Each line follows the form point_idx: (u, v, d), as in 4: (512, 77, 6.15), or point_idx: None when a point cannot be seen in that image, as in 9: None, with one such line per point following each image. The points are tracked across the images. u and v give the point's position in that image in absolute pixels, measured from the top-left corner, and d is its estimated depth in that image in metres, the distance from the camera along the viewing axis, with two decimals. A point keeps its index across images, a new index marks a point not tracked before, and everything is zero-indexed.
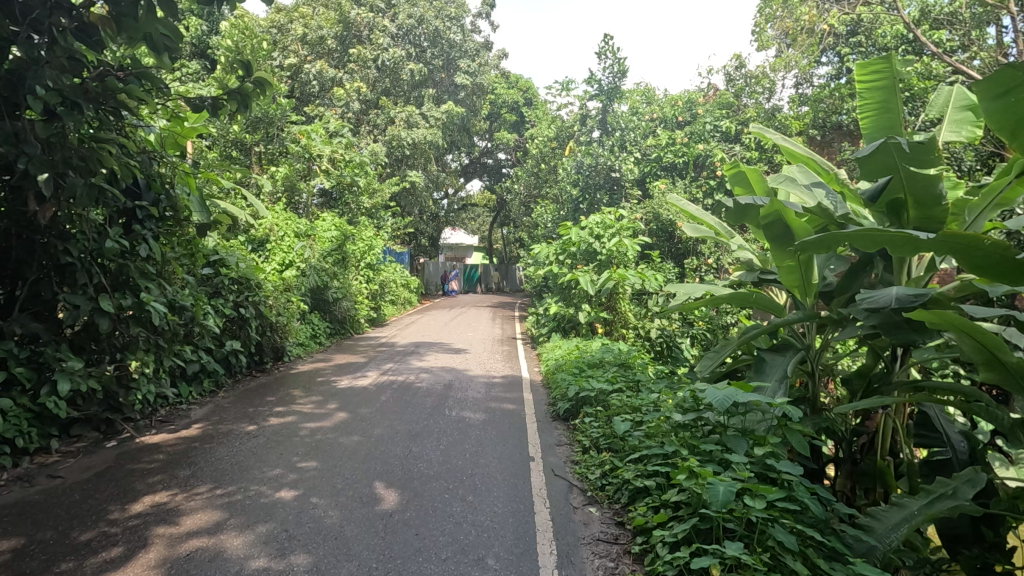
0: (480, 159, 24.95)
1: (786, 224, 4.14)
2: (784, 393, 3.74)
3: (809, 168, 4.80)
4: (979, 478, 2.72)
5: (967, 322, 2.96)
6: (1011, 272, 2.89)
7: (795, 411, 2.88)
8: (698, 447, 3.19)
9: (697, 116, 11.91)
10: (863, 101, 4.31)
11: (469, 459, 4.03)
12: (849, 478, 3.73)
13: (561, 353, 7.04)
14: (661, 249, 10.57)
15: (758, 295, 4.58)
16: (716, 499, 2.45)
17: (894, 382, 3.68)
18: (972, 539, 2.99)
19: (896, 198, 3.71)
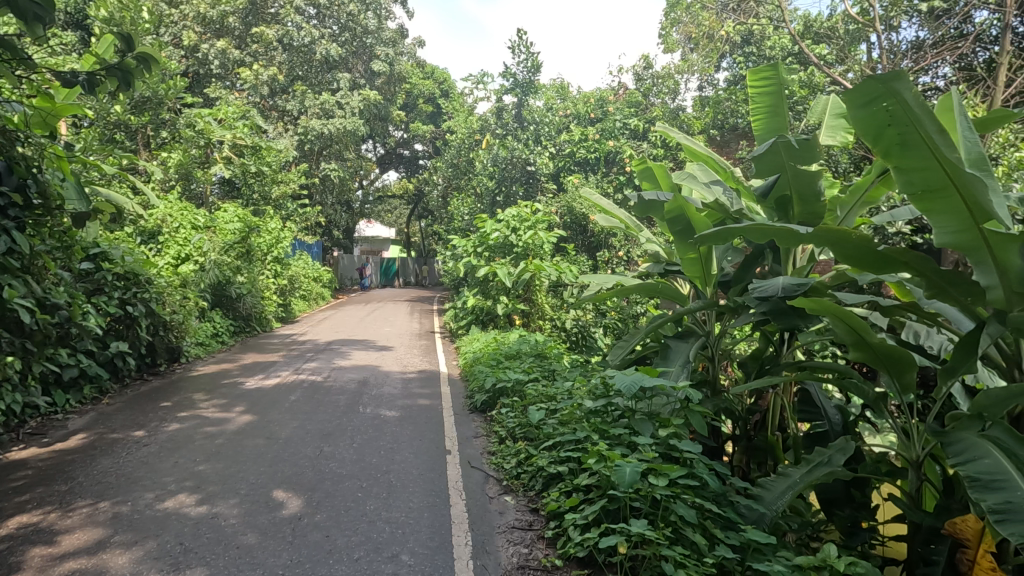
0: (396, 149, 24.39)
1: (689, 220, 4.40)
2: (686, 377, 3.99)
3: (709, 166, 5.12)
4: (849, 446, 3.03)
5: (838, 308, 3.28)
6: (874, 264, 3.20)
7: (695, 393, 3.07)
8: (608, 432, 3.30)
9: (609, 114, 12.38)
10: (755, 104, 4.64)
11: (385, 456, 3.96)
12: (744, 453, 4.06)
13: (478, 346, 7.07)
14: (575, 242, 10.90)
15: (664, 286, 4.84)
16: (622, 480, 2.55)
17: (781, 363, 4.04)
18: (845, 501, 3.35)
19: (784, 194, 4.04)
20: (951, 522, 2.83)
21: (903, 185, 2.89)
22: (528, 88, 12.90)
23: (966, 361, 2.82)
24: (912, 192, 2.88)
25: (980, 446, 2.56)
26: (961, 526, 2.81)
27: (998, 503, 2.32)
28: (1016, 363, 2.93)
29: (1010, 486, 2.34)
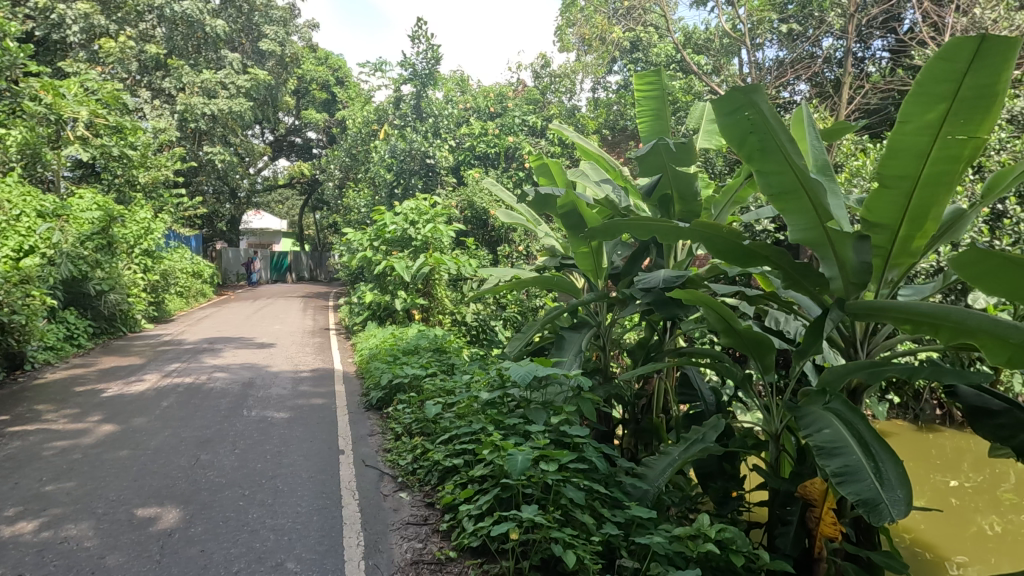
0: (286, 137, 22.98)
1: (581, 216, 4.59)
2: (578, 367, 4.16)
3: (600, 165, 5.37)
4: (720, 423, 3.32)
5: (710, 297, 3.58)
6: (741, 257, 3.51)
7: (586, 380, 3.20)
8: (502, 422, 3.33)
9: (508, 109, 12.57)
10: (641, 107, 4.92)
11: (270, 461, 3.73)
12: (632, 435, 4.33)
13: (375, 342, 6.87)
14: (475, 236, 10.93)
15: (559, 279, 5.01)
16: (515, 467, 2.59)
17: (665, 351, 4.33)
18: (718, 474, 3.68)
19: (666, 193, 4.34)
20: (801, 485, 3.23)
21: (764, 186, 3.20)
22: (426, 79, 12.69)
23: (814, 344, 3.14)
24: (770, 194, 3.20)
25: (825, 418, 2.91)
26: (809, 488, 3.21)
27: (839, 468, 2.65)
28: (853, 343, 3.37)
29: (847, 451, 2.69)
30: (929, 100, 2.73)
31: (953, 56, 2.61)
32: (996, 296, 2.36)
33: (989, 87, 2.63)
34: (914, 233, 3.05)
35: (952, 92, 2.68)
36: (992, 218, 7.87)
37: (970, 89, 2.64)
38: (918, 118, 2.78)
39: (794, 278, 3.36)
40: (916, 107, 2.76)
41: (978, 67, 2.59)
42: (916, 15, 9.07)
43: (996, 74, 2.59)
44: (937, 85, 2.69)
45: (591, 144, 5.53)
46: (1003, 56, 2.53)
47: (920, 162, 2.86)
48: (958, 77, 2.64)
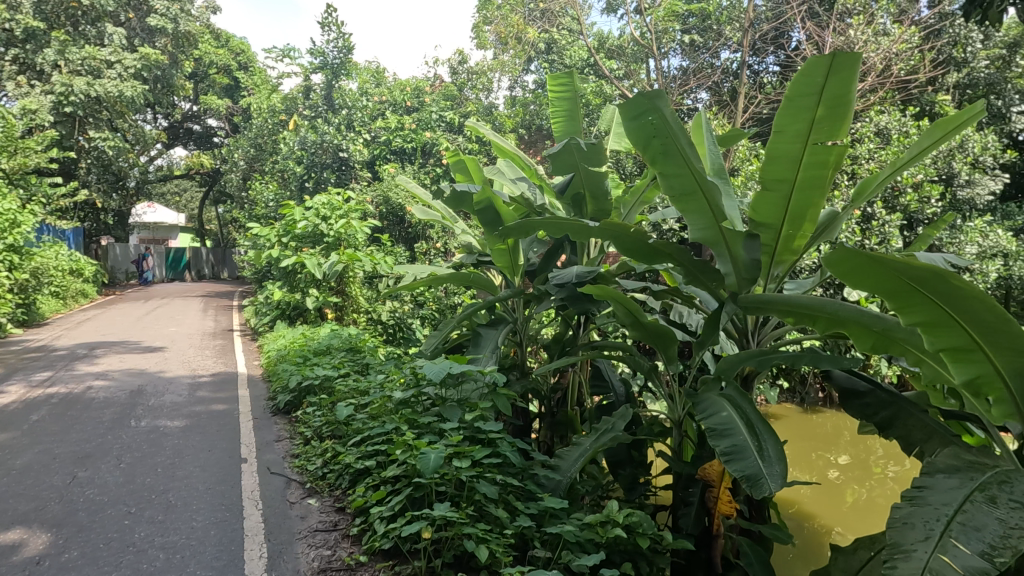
0: (183, 123, 21.25)
1: (496, 213, 4.60)
2: (495, 363, 4.16)
3: (515, 163, 5.43)
4: (628, 413, 3.48)
5: (619, 293, 3.73)
6: (647, 254, 3.67)
7: (500, 377, 3.23)
8: (417, 421, 3.26)
9: (425, 104, 12.43)
10: (554, 107, 5.02)
11: (162, 474, 3.45)
12: (548, 429, 4.43)
13: (284, 343, 6.51)
14: (392, 233, 10.70)
15: (476, 275, 5.00)
16: (427, 466, 2.55)
17: (579, 345, 4.46)
18: (627, 462, 3.85)
19: (579, 193, 4.48)
20: (702, 468, 3.43)
21: (665, 187, 3.38)
22: (338, 69, 12.26)
23: (711, 335, 3.34)
24: (672, 195, 3.39)
25: (719, 404, 3.14)
26: (709, 470, 3.42)
27: (728, 447, 2.87)
28: (745, 334, 3.64)
29: (736, 433, 2.91)
30: (797, 111, 3.05)
31: (811, 72, 2.95)
32: (862, 289, 2.56)
33: (843, 99, 2.98)
34: (795, 232, 3.35)
35: (813, 104, 3.01)
36: (863, 220, 8.82)
37: (828, 101, 2.98)
38: (789, 128, 3.08)
39: (693, 274, 3.56)
40: (787, 117, 3.07)
41: (832, 81, 2.94)
42: (800, 35, 9.98)
43: (846, 88, 2.95)
44: (802, 98, 3.02)
45: (506, 142, 5.57)
46: (850, 71, 2.90)
47: (796, 167, 3.15)
48: (818, 90, 2.97)
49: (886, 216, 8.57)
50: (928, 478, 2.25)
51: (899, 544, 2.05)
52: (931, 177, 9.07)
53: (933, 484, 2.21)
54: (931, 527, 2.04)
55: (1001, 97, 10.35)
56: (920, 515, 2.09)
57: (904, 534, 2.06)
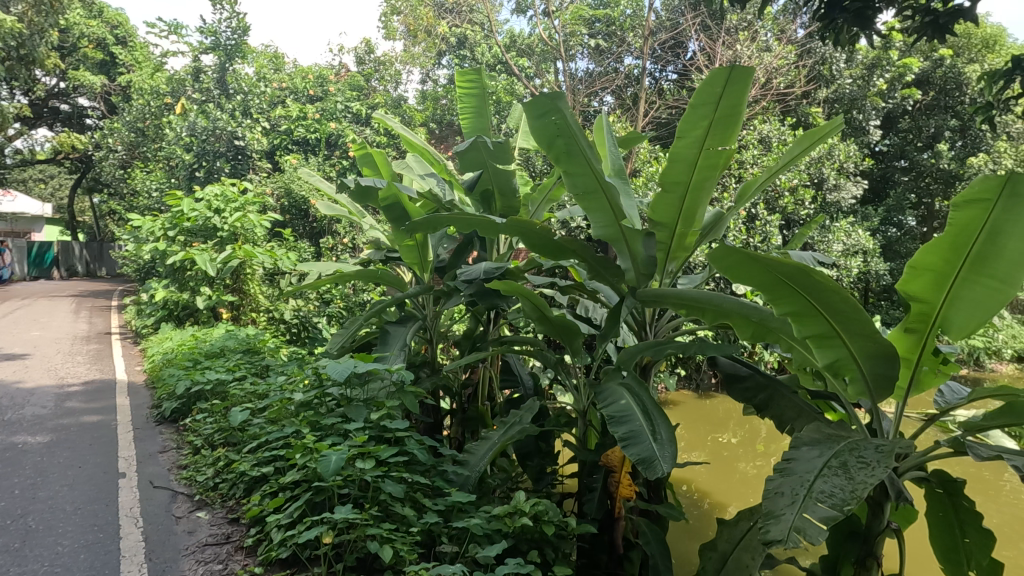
0: (47, 101, 18.88)
1: (403, 209, 4.55)
2: (403, 360, 4.08)
3: (424, 158, 5.39)
4: (535, 405, 3.58)
5: (524, 288, 3.81)
6: (553, 250, 3.77)
7: (408, 374, 3.19)
8: (319, 423, 3.12)
9: (329, 94, 11.97)
10: (462, 104, 5.03)
11: (20, 496, 3.07)
12: (460, 424, 4.46)
13: (170, 346, 6.00)
14: (295, 227, 10.19)
15: (384, 272, 4.89)
16: (327, 469, 2.44)
17: (489, 341, 4.49)
18: (536, 453, 3.95)
19: (488, 189, 4.52)
20: (604, 454, 3.62)
21: (570, 185, 3.50)
22: (232, 51, 11.45)
23: (613, 328, 3.50)
24: (575, 193, 3.51)
25: (618, 393, 3.32)
26: (611, 456, 3.62)
27: (626, 433, 3.02)
28: (643, 326, 3.87)
29: (633, 420, 3.08)
30: (694, 117, 3.26)
31: (711, 80, 3.16)
32: (745, 285, 2.78)
33: (736, 110, 3.23)
34: (686, 231, 3.60)
35: (710, 112, 3.23)
36: (748, 220, 9.64)
37: (724, 110, 3.21)
38: (687, 132, 3.30)
39: (596, 270, 3.72)
40: (686, 122, 3.28)
41: (728, 91, 3.16)
42: (695, 46, 10.66)
43: (740, 99, 3.19)
44: (701, 105, 3.23)
45: (414, 136, 5.49)
46: (743, 84, 3.15)
47: (690, 170, 3.37)
48: (715, 100, 3.20)
49: (768, 216, 9.42)
50: (794, 450, 2.52)
51: (771, 511, 2.26)
52: (804, 181, 10.10)
53: (799, 455, 2.47)
54: (798, 494, 2.28)
55: (861, 113, 11.70)
56: (789, 484, 2.33)
57: (776, 502, 2.29)
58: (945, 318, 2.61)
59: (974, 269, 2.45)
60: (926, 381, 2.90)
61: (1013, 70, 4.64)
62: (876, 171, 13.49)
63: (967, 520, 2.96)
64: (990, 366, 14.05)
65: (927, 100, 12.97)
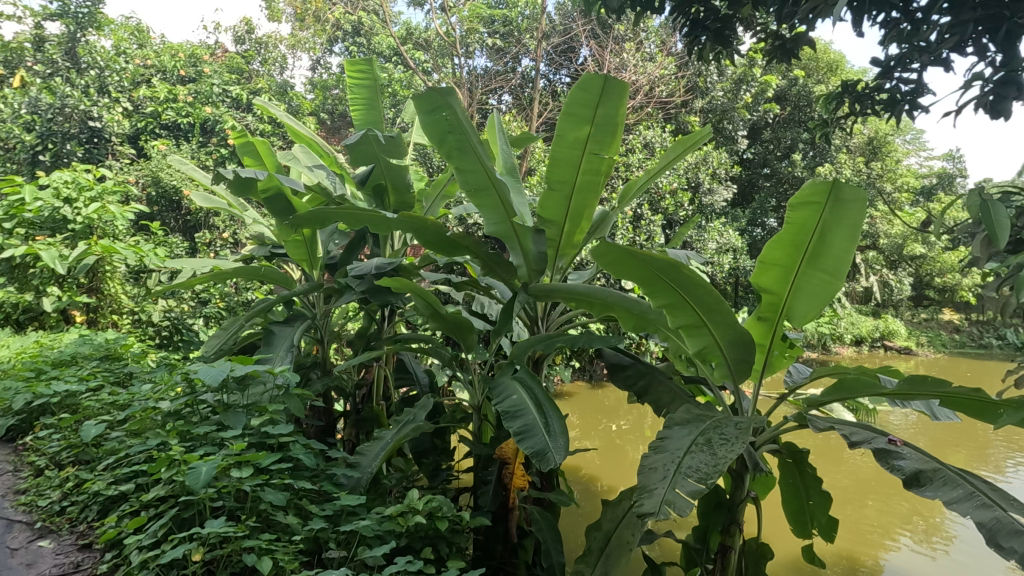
0: None
1: (288, 202, 4.31)
2: (292, 361, 3.83)
3: (312, 150, 5.13)
4: (430, 402, 3.58)
5: (417, 285, 3.77)
6: (446, 247, 3.76)
7: (293, 376, 3.04)
8: (190, 432, 2.87)
9: (204, 75, 11.07)
10: (353, 95, 4.85)
11: None
12: (354, 426, 4.34)
13: (6, 354, 5.20)
14: (164, 220, 9.30)
15: (268, 269, 4.56)
16: (196, 481, 2.24)
17: (384, 339, 4.39)
18: (432, 450, 3.95)
19: (380, 183, 4.41)
20: (499, 447, 3.72)
21: (462, 181, 3.52)
22: (84, 20, 10.15)
23: (506, 323, 3.54)
24: (466, 190, 3.53)
25: (511, 387, 3.39)
26: (505, 448, 3.72)
27: (520, 427, 3.07)
28: (536, 321, 3.98)
29: (525, 414, 3.14)
30: (576, 121, 3.39)
31: (589, 88, 3.28)
32: (626, 281, 2.96)
33: (614, 117, 3.38)
34: (574, 229, 3.76)
35: (590, 117, 3.36)
36: (635, 219, 10.30)
37: (603, 117, 3.35)
38: (570, 135, 3.42)
39: (488, 265, 3.80)
40: (568, 127, 3.41)
41: (606, 99, 3.30)
42: (586, 52, 11.16)
43: (617, 107, 3.34)
44: (581, 111, 3.35)
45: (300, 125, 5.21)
46: (619, 92, 3.29)
47: (576, 172, 3.51)
48: (594, 107, 3.33)
49: (651, 216, 10.16)
50: (667, 430, 2.74)
51: (645, 486, 2.44)
52: (682, 185, 10.98)
53: (670, 435, 2.70)
54: (668, 469, 2.48)
55: (730, 123, 13.05)
56: (660, 461, 2.54)
57: (650, 477, 2.47)
58: (790, 309, 2.96)
59: (810, 264, 2.79)
60: (777, 364, 3.27)
61: (842, 93, 5.40)
62: (744, 177, 14.99)
63: (811, 486, 3.38)
64: (834, 350, 16.16)
65: (784, 115, 14.62)
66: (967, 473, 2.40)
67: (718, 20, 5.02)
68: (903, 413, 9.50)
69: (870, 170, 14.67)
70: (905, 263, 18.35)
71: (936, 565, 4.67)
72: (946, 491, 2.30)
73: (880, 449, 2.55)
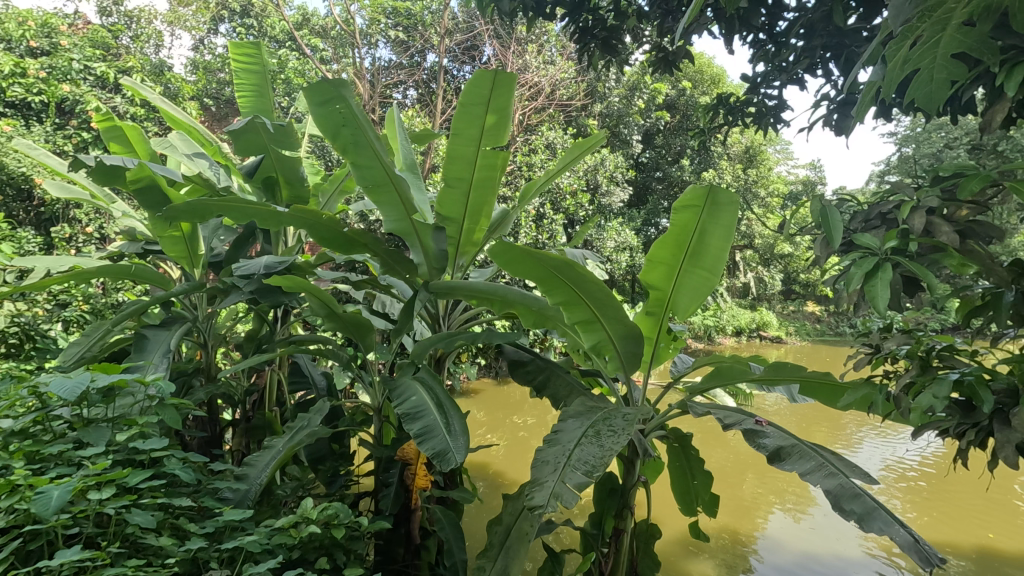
0: None
1: (163, 194, 3.91)
2: (169, 368, 3.51)
3: (192, 138, 4.71)
4: (326, 406, 3.43)
5: (312, 283, 3.59)
6: (341, 244, 3.61)
7: (169, 385, 2.78)
8: (40, 452, 2.52)
9: (61, 48, 9.68)
10: (239, 80, 4.53)
11: None
12: (243, 435, 4.07)
13: None
14: (11, 211, 8.13)
15: (140, 268, 4.13)
16: (45, 508, 1.97)
17: (275, 341, 4.15)
18: (330, 455, 3.80)
19: (270, 176, 4.13)
20: (400, 449, 3.64)
21: (358, 176, 3.40)
22: None
23: (407, 323, 3.47)
24: (362, 185, 3.42)
25: (412, 388, 3.33)
26: (406, 449, 3.64)
27: (419, 429, 3.01)
28: (437, 319, 3.95)
29: (425, 415, 3.10)
30: (469, 117, 3.38)
31: (478, 83, 3.28)
32: (525, 278, 3.02)
33: (505, 111, 3.42)
34: (474, 226, 3.76)
35: (483, 112, 3.37)
36: (538, 218, 10.58)
37: (494, 111, 3.38)
38: (464, 132, 3.41)
39: (387, 263, 3.70)
40: (462, 122, 3.39)
41: (496, 93, 3.32)
42: (489, 51, 11.22)
43: (506, 101, 3.37)
44: (474, 106, 3.35)
45: (178, 111, 4.77)
46: (508, 87, 3.32)
47: (473, 168, 3.51)
48: (485, 102, 3.34)
49: (553, 216, 10.49)
50: (561, 424, 2.85)
51: (540, 479, 2.52)
52: (582, 186, 11.45)
53: (565, 428, 2.81)
54: (561, 461, 2.57)
55: (626, 127, 13.76)
56: (556, 454, 2.62)
57: (545, 471, 2.55)
58: (674, 302, 3.18)
59: (692, 261, 3.01)
60: (663, 356, 3.50)
61: (718, 104, 5.89)
62: (638, 179, 15.91)
63: (694, 466, 3.66)
64: (718, 340, 17.62)
65: (673, 123, 15.71)
66: (817, 446, 2.71)
67: (605, 29, 5.28)
68: (774, 397, 10.54)
69: (747, 177, 16.19)
70: (776, 262, 20.41)
71: (800, 531, 5.24)
72: (801, 464, 2.59)
73: (748, 429, 2.82)
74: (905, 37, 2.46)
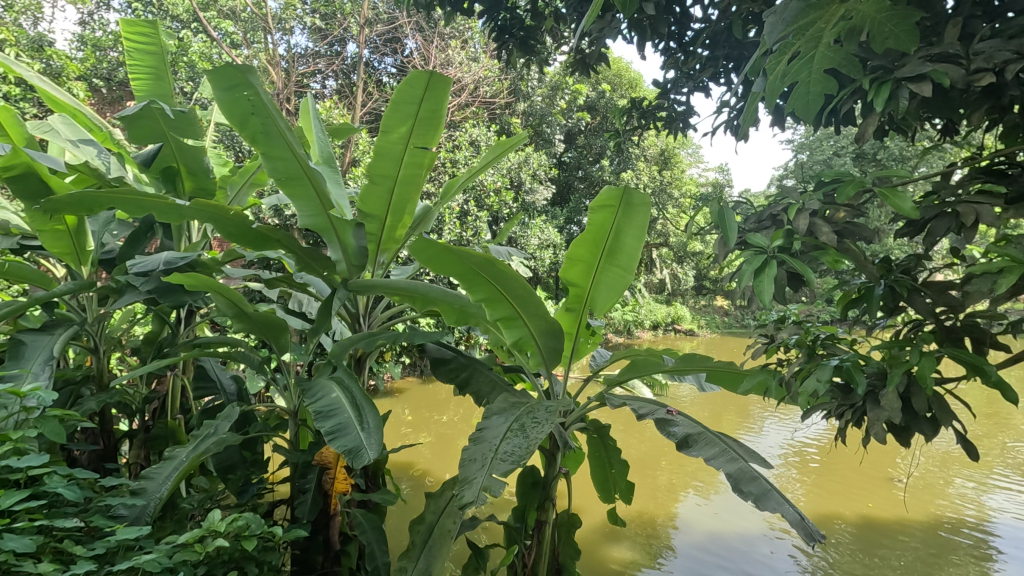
0: None
1: (42, 182, 3.51)
2: (51, 376, 3.16)
3: (77, 122, 4.26)
4: (235, 412, 3.23)
5: (218, 281, 3.36)
6: (250, 239, 3.41)
7: (49, 394, 2.50)
8: None
9: None
10: (133, 61, 4.15)
11: None
12: (142, 446, 3.75)
13: None
14: None
15: (14, 265, 3.69)
16: None
17: (179, 344, 3.86)
18: (242, 464, 3.59)
19: (170, 165, 3.83)
20: (318, 453, 3.49)
21: (270, 167, 3.23)
22: None
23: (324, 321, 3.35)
24: (275, 178, 3.25)
25: (327, 388, 3.22)
26: (324, 454, 3.50)
27: (332, 427, 2.91)
28: (357, 318, 3.82)
29: (340, 414, 3.00)
30: (398, 114, 3.31)
31: (412, 83, 3.23)
32: (446, 273, 3.01)
33: (438, 112, 3.36)
34: (395, 223, 3.69)
35: (413, 112, 3.31)
36: (462, 214, 10.56)
37: (426, 112, 3.32)
38: (391, 128, 3.33)
39: (303, 261, 3.53)
40: (390, 119, 3.32)
41: (429, 95, 3.27)
42: (411, 44, 11.05)
43: (440, 103, 3.33)
44: (405, 105, 3.29)
45: (60, 93, 4.31)
46: (443, 90, 3.28)
47: (398, 166, 3.44)
48: (417, 102, 3.28)
49: (477, 213, 10.53)
50: (485, 421, 2.86)
51: (466, 477, 2.51)
52: (507, 184, 11.56)
53: (489, 425, 2.83)
54: (486, 457, 2.58)
55: (548, 127, 14.02)
56: (480, 451, 2.63)
57: (470, 469, 2.54)
58: (593, 298, 3.29)
59: (609, 259, 3.13)
60: (582, 350, 3.59)
61: (632, 109, 6.15)
62: (561, 178, 16.30)
63: (612, 455, 3.79)
64: (637, 334, 18.39)
65: (594, 124, 16.21)
66: (722, 433, 2.90)
67: (524, 29, 5.37)
68: (688, 388, 11.14)
69: (662, 178, 17.00)
70: (689, 259, 21.58)
71: (709, 513, 5.59)
72: (708, 449, 2.76)
73: (661, 419, 2.97)
74: (784, 52, 2.69)
